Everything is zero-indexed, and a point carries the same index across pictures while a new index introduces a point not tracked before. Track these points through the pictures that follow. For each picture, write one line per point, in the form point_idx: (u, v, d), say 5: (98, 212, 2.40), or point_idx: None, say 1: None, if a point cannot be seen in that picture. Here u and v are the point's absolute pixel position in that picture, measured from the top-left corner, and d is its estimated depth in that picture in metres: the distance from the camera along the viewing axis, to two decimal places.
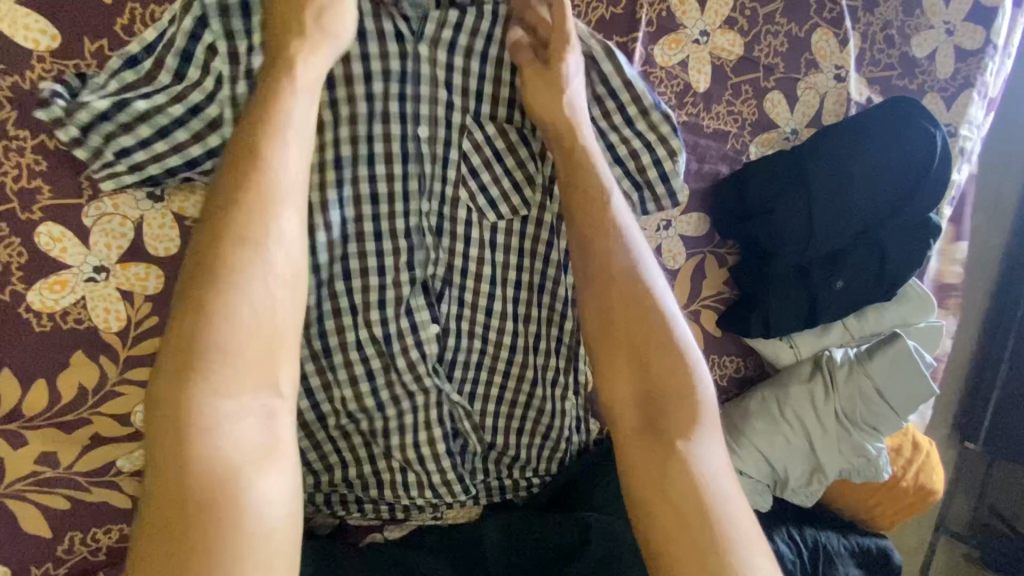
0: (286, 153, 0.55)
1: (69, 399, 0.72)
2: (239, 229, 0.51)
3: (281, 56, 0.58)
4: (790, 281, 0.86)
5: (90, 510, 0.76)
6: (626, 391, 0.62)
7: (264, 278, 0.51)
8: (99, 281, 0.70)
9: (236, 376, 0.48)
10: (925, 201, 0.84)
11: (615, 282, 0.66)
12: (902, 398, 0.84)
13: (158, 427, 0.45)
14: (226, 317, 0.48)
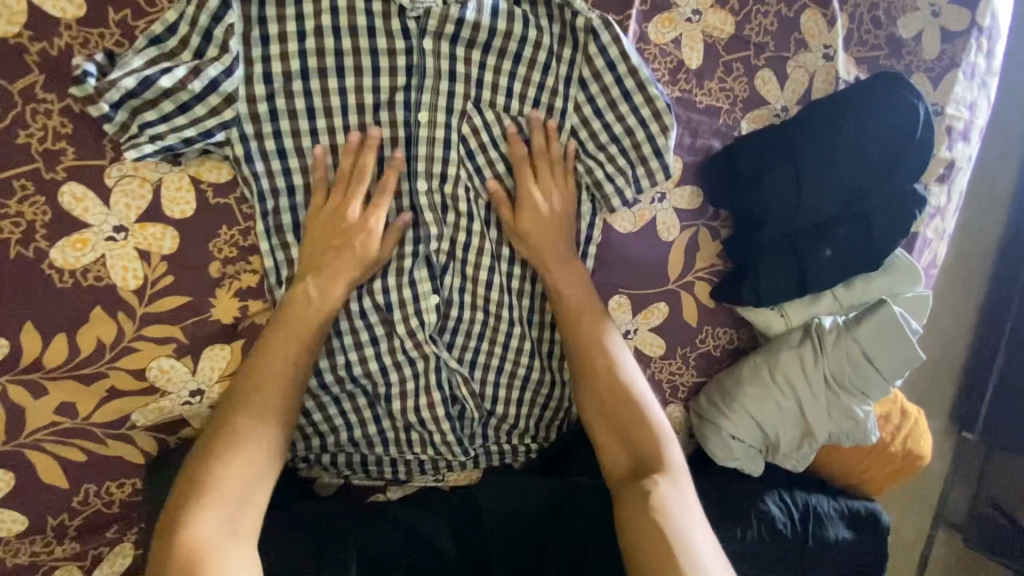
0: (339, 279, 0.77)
1: (88, 353, 0.75)
2: (273, 365, 0.74)
3: (335, 205, 0.76)
4: (777, 252, 0.89)
5: (104, 463, 0.81)
6: (616, 457, 0.78)
7: (269, 437, 0.72)
8: (119, 243, 0.74)
9: (243, 461, 0.69)
10: (909, 172, 0.87)
11: (604, 388, 0.82)
12: (889, 363, 0.87)
13: (189, 479, 0.67)
14: (255, 405, 0.73)
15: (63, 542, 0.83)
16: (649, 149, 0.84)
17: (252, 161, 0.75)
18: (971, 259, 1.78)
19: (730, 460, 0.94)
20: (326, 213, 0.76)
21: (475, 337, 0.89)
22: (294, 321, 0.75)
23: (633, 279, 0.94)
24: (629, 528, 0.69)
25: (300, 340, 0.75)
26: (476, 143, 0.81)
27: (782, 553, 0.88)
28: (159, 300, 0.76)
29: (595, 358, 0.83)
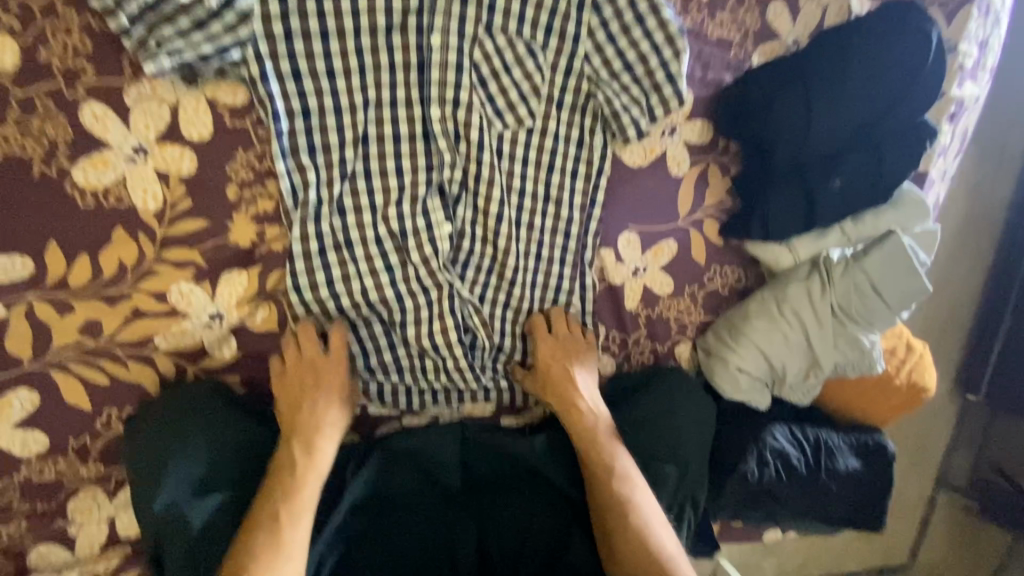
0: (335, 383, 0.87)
1: (110, 274, 0.77)
2: (297, 430, 0.83)
3: (321, 380, 0.85)
4: (787, 182, 0.90)
5: (126, 386, 0.82)
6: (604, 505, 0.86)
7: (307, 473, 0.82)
8: (139, 163, 0.75)
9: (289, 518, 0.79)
10: (921, 100, 0.87)
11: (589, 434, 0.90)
12: (897, 294, 0.88)
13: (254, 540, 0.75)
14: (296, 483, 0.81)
15: (86, 463, 0.83)
16: (661, 74, 0.84)
17: (268, 84, 0.76)
18: (981, 220, 1.75)
19: (736, 394, 0.96)
20: (304, 366, 0.85)
21: (486, 270, 0.91)
22: (305, 370, 0.85)
23: (643, 214, 0.94)
24: None
25: (311, 396, 0.85)
26: (488, 72, 0.82)
27: (793, 488, 0.94)
28: (180, 224, 0.78)
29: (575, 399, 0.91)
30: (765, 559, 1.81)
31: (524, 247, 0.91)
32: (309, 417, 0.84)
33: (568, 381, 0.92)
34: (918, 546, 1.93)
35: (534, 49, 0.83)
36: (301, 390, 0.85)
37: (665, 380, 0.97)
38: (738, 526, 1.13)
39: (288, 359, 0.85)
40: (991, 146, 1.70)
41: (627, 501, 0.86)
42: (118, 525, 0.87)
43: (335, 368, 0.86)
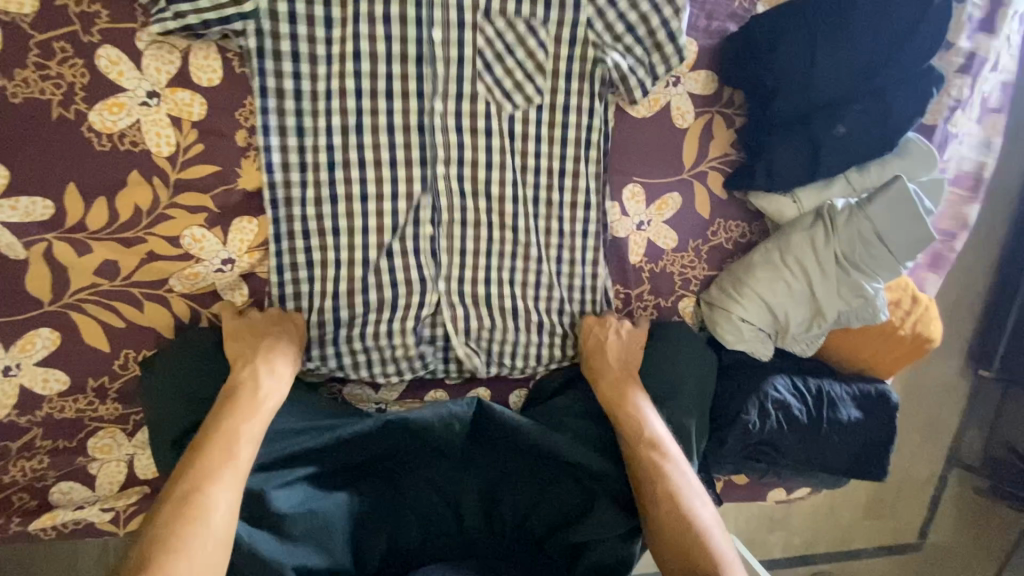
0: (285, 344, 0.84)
1: (126, 218, 0.80)
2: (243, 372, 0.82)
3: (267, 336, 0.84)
4: (790, 130, 0.91)
5: (141, 330, 0.84)
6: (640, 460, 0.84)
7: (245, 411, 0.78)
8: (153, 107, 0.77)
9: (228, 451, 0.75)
10: (929, 41, 0.85)
11: (622, 389, 0.91)
12: (902, 241, 0.88)
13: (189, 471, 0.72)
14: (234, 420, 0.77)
15: (104, 403, 0.85)
16: (660, 32, 0.86)
17: (275, 30, 0.78)
18: (998, 194, 1.71)
19: (739, 344, 0.96)
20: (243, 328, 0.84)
21: (489, 222, 0.92)
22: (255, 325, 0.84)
23: (646, 167, 0.95)
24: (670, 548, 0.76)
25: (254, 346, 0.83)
26: (492, 21, 0.84)
27: (795, 438, 0.95)
28: (190, 168, 0.80)
29: (609, 358, 0.93)
30: (772, 533, 1.82)
31: (524, 198, 0.92)
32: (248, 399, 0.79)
33: (603, 349, 0.93)
34: (927, 523, 1.92)
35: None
36: (245, 348, 0.83)
37: (670, 333, 0.98)
38: (742, 486, 1.13)
39: (236, 321, 0.84)
40: (1008, 117, 1.66)
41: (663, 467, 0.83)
42: (135, 466, 0.90)
43: (272, 324, 0.85)
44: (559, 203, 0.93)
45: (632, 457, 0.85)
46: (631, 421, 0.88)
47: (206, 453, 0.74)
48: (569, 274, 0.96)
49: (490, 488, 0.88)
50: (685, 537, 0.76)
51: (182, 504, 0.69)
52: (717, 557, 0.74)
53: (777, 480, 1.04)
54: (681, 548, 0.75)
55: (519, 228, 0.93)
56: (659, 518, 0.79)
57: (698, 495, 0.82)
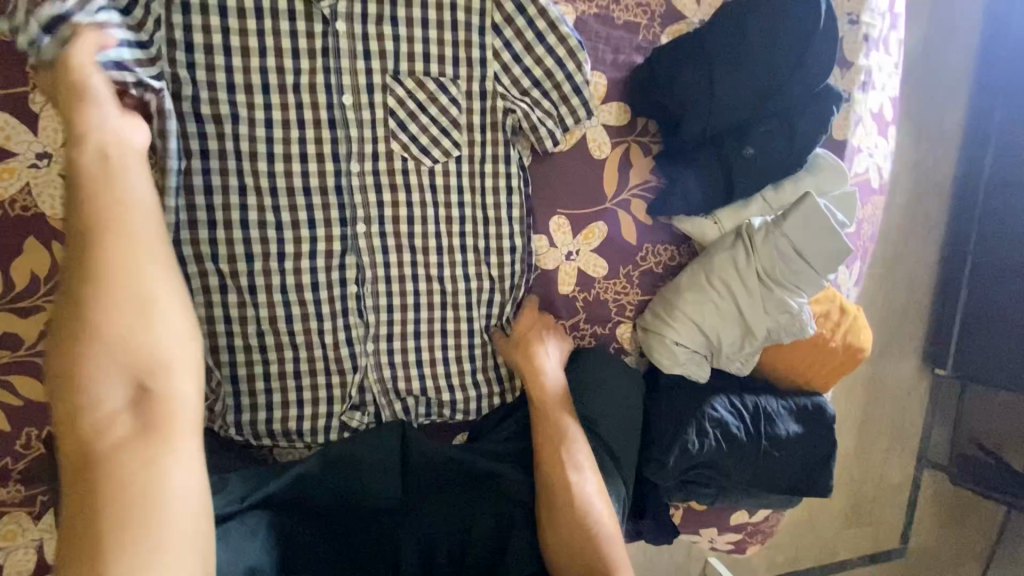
0: (150, 259, 0.61)
1: (23, 286, 0.76)
2: (104, 300, 0.58)
3: (83, 254, 0.59)
4: (701, 155, 0.94)
5: (44, 405, 0.79)
6: (551, 463, 0.85)
7: (158, 338, 0.60)
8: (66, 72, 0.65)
9: (137, 399, 0.58)
10: (821, 62, 0.89)
11: (544, 386, 0.91)
12: (820, 255, 0.90)
13: (69, 445, 0.56)
14: (101, 346, 0.57)
15: (6, 486, 0.80)
16: (567, 84, 0.88)
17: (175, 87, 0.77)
18: (930, 198, 1.77)
19: (675, 367, 0.95)
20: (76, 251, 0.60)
21: (414, 263, 0.90)
22: (91, 218, 0.60)
23: (569, 197, 0.95)
24: (565, 552, 0.80)
25: (125, 256, 0.60)
26: (400, 66, 0.84)
27: (737, 458, 0.94)
28: (118, 138, 0.65)
29: (532, 350, 0.92)
30: (754, 552, 1.78)
31: (447, 236, 0.91)
32: (81, 325, 0.57)
33: (530, 345, 0.92)
34: (907, 527, 1.91)
35: (444, 37, 0.84)
36: (91, 253, 0.59)
37: (604, 361, 0.97)
38: (701, 513, 1.11)
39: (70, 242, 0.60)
40: (930, 125, 1.72)
41: (571, 469, 0.85)
42: (46, 552, 0.84)
43: (111, 211, 0.61)
44: (486, 239, 0.92)
45: (542, 457, 0.86)
46: (547, 424, 0.88)
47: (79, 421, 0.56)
48: (500, 308, 0.95)
49: (427, 537, 0.84)
50: (583, 541, 0.81)
51: (89, 493, 0.54)
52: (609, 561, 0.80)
53: (731, 505, 1.03)
54: (579, 556, 0.80)
55: (444, 266, 0.91)
56: (559, 524, 0.82)
57: (599, 497, 0.85)
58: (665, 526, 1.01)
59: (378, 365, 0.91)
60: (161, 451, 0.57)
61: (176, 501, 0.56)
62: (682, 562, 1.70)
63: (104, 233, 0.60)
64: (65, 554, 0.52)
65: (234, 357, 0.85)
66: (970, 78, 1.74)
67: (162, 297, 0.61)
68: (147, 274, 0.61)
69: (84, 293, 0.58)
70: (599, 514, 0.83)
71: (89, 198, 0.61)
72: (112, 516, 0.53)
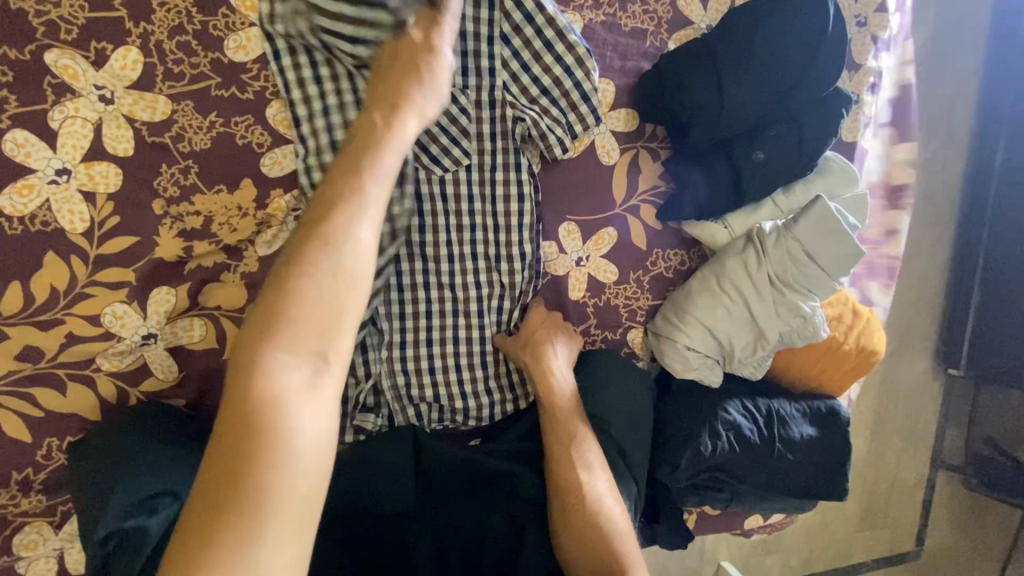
0: (368, 200, 0.62)
1: (42, 300, 0.77)
2: (329, 228, 0.59)
3: (337, 195, 0.60)
4: (709, 159, 0.95)
5: (64, 416, 0.81)
6: (564, 462, 0.86)
7: (339, 267, 0.58)
8: (391, 82, 0.71)
9: (297, 338, 0.54)
10: (829, 65, 0.89)
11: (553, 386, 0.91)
12: (832, 258, 0.89)
13: (239, 371, 0.53)
14: (334, 274, 0.57)
15: (27, 497, 0.81)
16: (575, 92, 0.88)
17: (190, 102, 0.79)
18: (940, 198, 1.75)
19: (688, 372, 0.95)
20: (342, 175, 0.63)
21: (426, 271, 0.91)
22: (349, 159, 0.64)
23: (579, 204, 0.95)
24: (580, 550, 0.80)
25: (350, 196, 0.61)
26: None
27: (751, 462, 0.93)
28: (369, 125, 0.68)
29: (544, 348, 0.92)
30: (768, 556, 1.77)
31: (458, 244, 0.91)
32: (318, 248, 0.58)
33: (543, 343, 0.92)
34: (923, 529, 1.89)
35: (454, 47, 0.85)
36: (331, 191, 0.61)
37: (615, 366, 0.97)
38: (715, 517, 1.10)
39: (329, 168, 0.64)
40: (938, 124, 1.72)
41: (584, 468, 0.86)
42: (68, 561, 0.85)
43: (365, 150, 0.65)
44: (497, 246, 0.92)
45: (553, 457, 0.86)
46: (558, 425, 0.89)
47: (245, 341, 0.54)
48: (511, 314, 0.95)
49: (441, 540, 0.84)
50: (597, 540, 0.80)
51: (236, 426, 0.50)
52: (624, 558, 0.79)
53: (744, 509, 1.03)
54: (594, 554, 0.79)
55: (456, 274, 0.92)
56: (572, 522, 0.81)
57: (611, 496, 0.85)
58: (681, 533, 1.00)
59: (392, 373, 0.92)
60: (317, 393, 0.54)
61: (305, 441, 0.52)
62: (695, 565, 1.70)
63: (356, 186, 0.62)
64: (210, 470, 0.50)
65: None
66: (978, 76, 1.73)
67: (351, 245, 0.59)
68: (354, 233, 0.59)
69: (324, 222, 0.59)
70: (612, 512, 0.84)
71: (360, 142, 0.66)
72: (253, 447, 0.50)
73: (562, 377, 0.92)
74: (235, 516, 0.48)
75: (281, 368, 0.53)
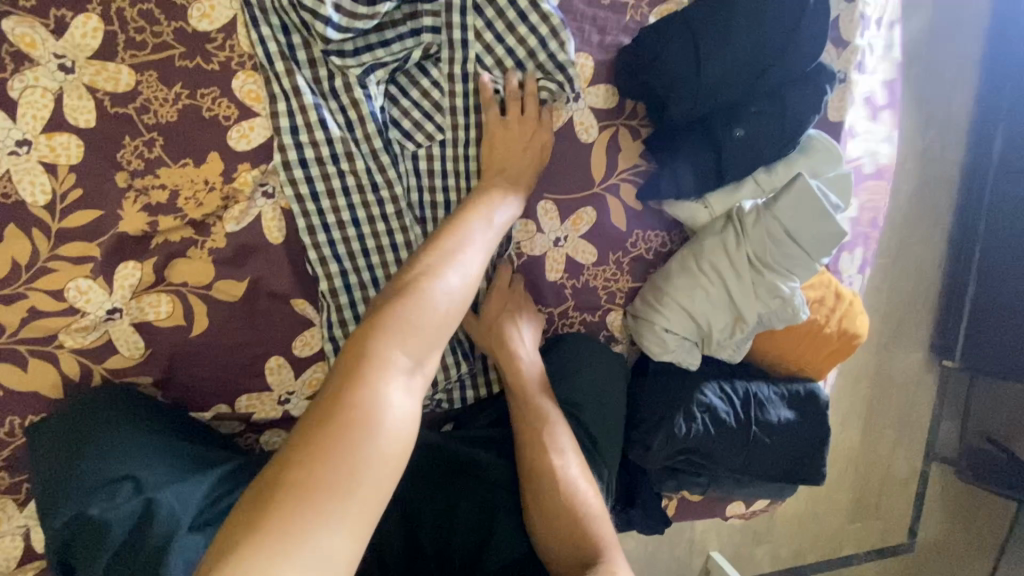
0: (459, 264, 0.73)
1: (4, 274, 0.76)
2: (462, 241, 0.77)
3: (517, 377, 0.89)
4: (691, 138, 0.91)
5: (26, 393, 0.80)
6: (533, 450, 0.85)
7: (446, 283, 0.70)
8: (493, 338, 0.89)
9: (384, 368, 0.61)
10: (813, 38, 0.86)
11: (515, 368, 0.89)
12: (811, 238, 0.88)
13: (343, 366, 0.61)
14: (418, 294, 0.68)
15: None
16: (551, 64, 0.86)
17: (154, 72, 0.77)
18: (935, 186, 1.72)
19: (665, 354, 0.94)
20: (447, 238, 0.76)
21: (396, 249, 0.89)
22: (507, 364, 0.89)
23: (556, 182, 0.93)
24: (556, 539, 0.79)
25: (454, 242, 0.76)
26: (382, 50, 0.82)
27: (725, 444, 0.92)
28: (451, 224, 0.79)
29: (503, 330, 0.89)
30: (757, 547, 1.76)
31: (431, 222, 0.90)
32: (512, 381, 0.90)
33: (503, 325, 0.89)
34: (915, 522, 1.88)
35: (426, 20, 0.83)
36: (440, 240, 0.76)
37: (591, 349, 0.96)
38: (696, 503, 1.09)
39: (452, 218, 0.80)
40: (935, 111, 1.68)
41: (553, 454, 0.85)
42: (33, 540, 0.85)
43: (496, 335, 0.89)
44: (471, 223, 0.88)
45: (524, 445, 0.86)
46: (524, 408, 0.88)
47: (352, 346, 0.63)
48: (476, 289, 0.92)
49: (412, 521, 0.84)
50: (573, 525, 0.80)
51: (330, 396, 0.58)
52: (598, 542, 0.78)
53: (724, 494, 1.02)
54: (570, 542, 0.78)
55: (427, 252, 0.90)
56: (547, 510, 0.81)
57: (584, 479, 0.85)
58: (657, 517, 1.00)
59: None
60: (386, 377, 0.60)
61: (389, 413, 0.58)
62: (684, 557, 1.69)
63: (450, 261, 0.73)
64: (321, 424, 0.56)
65: (220, 345, 0.86)
66: (977, 61, 1.69)
67: (438, 298, 0.68)
68: (445, 284, 0.70)
69: (440, 249, 0.74)
70: (586, 494, 0.83)
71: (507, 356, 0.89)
72: (316, 442, 0.54)
73: (530, 356, 0.91)
74: (286, 513, 0.50)
75: (384, 398, 0.58)
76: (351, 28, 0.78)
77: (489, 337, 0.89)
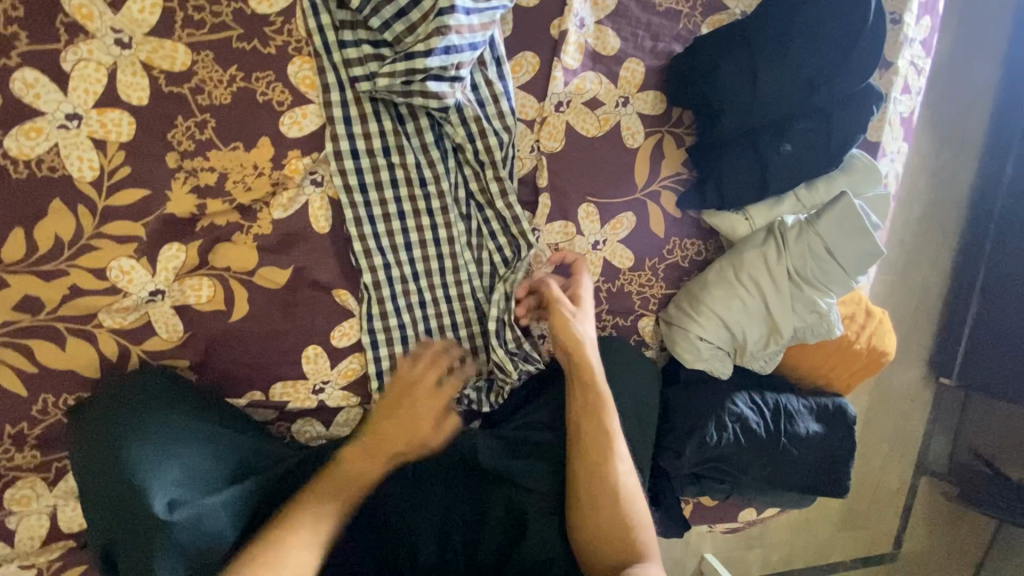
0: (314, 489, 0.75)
1: (46, 249, 0.74)
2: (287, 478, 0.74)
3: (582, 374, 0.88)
4: (738, 150, 0.92)
5: (61, 371, 0.78)
6: (590, 452, 0.86)
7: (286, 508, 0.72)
8: (563, 333, 0.87)
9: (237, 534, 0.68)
10: (865, 59, 0.87)
11: (580, 365, 0.88)
12: (851, 256, 0.89)
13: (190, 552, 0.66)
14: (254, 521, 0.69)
15: (21, 452, 0.79)
16: (594, 76, 0.90)
17: (210, 52, 0.76)
18: (947, 208, 1.75)
19: (699, 362, 0.95)
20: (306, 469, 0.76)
21: (438, 245, 0.89)
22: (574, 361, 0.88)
23: (600, 186, 0.93)
24: (601, 542, 0.83)
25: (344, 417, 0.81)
26: None
27: (753, 453, 0.94)
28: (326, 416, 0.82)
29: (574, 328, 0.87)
30: (750, 551, 1.80)
31: (474, 221, 0.90)
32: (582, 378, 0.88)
33: (573, 323, 0.87)
34: (902, 533, 1.93)
35: (451, 47, 0.75)
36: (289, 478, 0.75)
37: (626, 353, 0.96)
38: (711, 507, 1.11)
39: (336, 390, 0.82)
40: (951, 132, 1.70)
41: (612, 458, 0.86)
42: (59, 520, 0.84)
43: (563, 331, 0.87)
44: (515, 227, 0.90)
45: (584, 445, 0.87)
46: (585, 408, 0.88)
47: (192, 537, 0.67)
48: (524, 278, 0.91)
49: (441, 525, 0.86)
50: (620, 533, 0.83)
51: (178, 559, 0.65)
52: (643, 547, 0.83)
53: (743, 502, 1.04)
54: (614, 546, 0.82)
55: (467, 250, 0.90)
56: (595, 512, 0.84)
57: (634, 484, 0.87)
58: (678, 521, 1.02)
59: (389, 341, 0.90)
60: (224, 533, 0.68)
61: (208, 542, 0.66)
62: (679, 557, 1.71)
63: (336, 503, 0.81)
64: None
65: (258, 331, 0.85)
66: (997, 87, 1.71)
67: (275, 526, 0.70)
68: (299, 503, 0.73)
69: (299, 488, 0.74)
70: (634, 501, 0.86)
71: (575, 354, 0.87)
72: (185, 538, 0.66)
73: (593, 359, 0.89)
74: None
75: None
76: (398, 38, 0.77)
77: (563, 335, 0.87)
